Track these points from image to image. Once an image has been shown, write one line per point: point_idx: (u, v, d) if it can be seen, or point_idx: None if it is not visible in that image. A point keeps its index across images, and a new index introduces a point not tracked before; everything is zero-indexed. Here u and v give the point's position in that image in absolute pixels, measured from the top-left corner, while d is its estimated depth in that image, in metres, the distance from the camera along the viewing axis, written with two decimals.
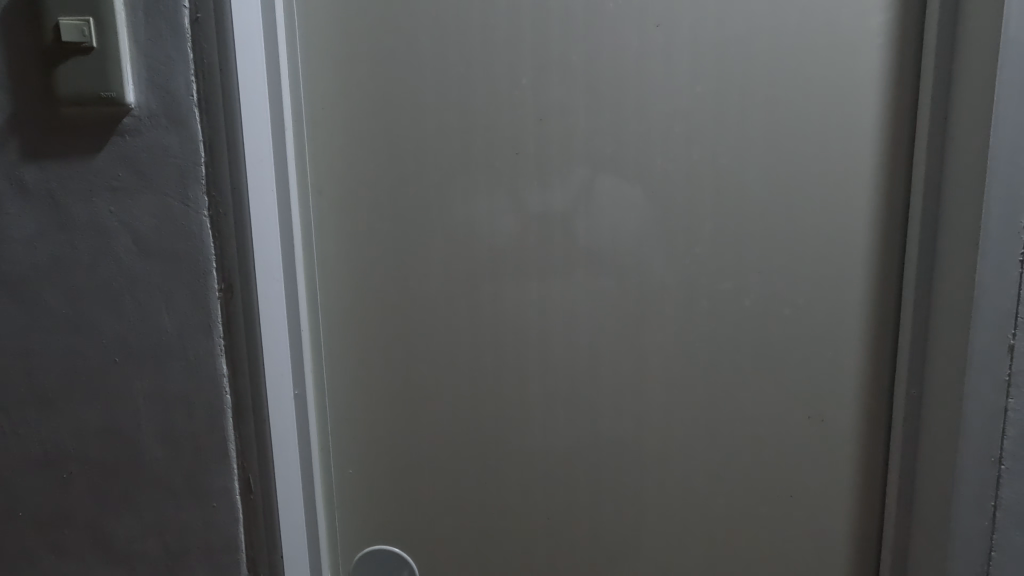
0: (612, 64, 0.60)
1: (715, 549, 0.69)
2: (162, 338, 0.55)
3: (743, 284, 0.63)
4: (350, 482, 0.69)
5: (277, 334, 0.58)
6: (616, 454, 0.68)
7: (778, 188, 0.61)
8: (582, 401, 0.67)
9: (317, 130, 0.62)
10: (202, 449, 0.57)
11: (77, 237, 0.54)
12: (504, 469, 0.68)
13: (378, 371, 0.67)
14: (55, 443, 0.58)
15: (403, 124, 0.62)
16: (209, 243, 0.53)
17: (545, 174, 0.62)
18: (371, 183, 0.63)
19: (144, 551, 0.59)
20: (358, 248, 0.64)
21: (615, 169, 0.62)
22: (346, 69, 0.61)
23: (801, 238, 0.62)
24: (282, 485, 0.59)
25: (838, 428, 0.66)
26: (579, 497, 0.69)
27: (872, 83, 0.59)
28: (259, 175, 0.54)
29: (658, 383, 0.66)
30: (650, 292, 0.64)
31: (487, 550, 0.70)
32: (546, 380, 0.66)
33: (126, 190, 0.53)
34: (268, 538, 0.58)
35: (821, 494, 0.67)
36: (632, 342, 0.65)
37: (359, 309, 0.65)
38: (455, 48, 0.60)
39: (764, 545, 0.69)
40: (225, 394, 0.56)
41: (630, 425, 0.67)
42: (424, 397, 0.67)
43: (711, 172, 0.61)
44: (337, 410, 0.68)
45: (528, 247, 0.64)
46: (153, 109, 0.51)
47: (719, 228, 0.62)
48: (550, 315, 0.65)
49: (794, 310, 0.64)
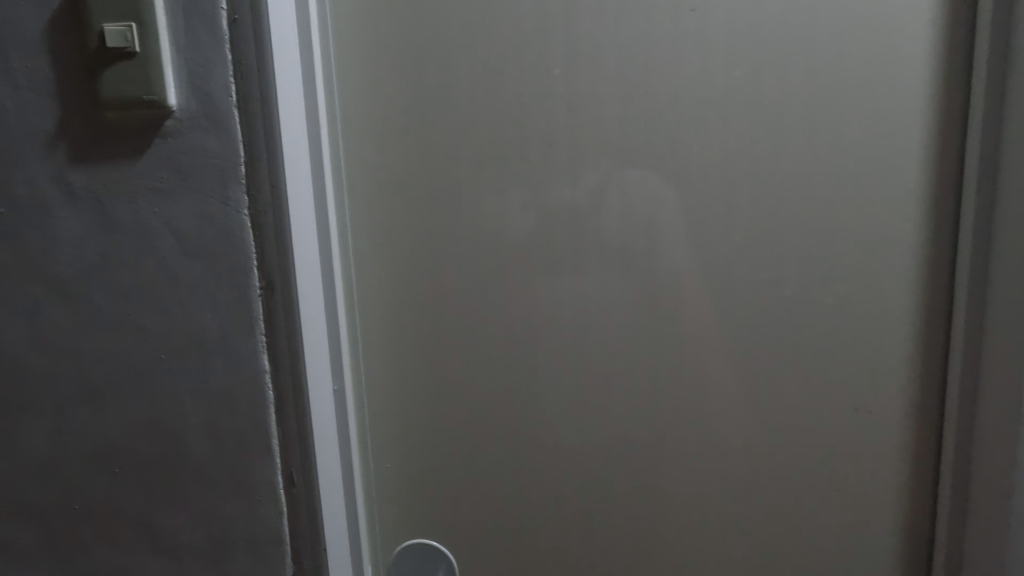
0: (644, 54, 0.59)
1: (757, 544, 0.68)
2: (205, 335, 0.56)
3: (785, 272, 0.62)
4: (387, 476, 0.70)
5: (316, 331, 0.58)
6: (655, 448, 0.67)
7: (820, 175, 0.60)
8: (621, 394, 0.66)
9: (351, 128, 0.62)
10: (246, 444, 0.58)
11: (123, 237, 0.55)
12: (541, 463, 0.68)
13: (415, 366, 0.67)
14: (104, 439, 0.59)
15: (433, 120, 0.62)
16: (249, 241, 0.54)
17: (576, 166, 0.62)
18: (404, 180, 0.63)
19: (190, 543, 0.61)
20: (393, 245, 0.64)
21: (648, 160, 0.61)
22: (375, 66, 0.61)
23: (844, 226, 0.61)
24: (325, 479, 0.60)
25: (885, 420, 0.64)
26: (618, 492, 0.68)
27: (919, 63, 0.57)
28: (296, 174, 0.55)
29: (696, 375, 0.65)
30: (688, 282, 0.63)
31: (525, 545, 0.70)
32: (582, 374, 0.66)
33: (167, 191, 0.54)
34: (311, 531, 0.60)
35: (867, 488, 0.66)
36: (669, 334, 0.64)
37: (395, 304, 0.66)
38: (485, 43, 0.60)
39: (807, 540, 0.67)
40: (267, 390, 0.57)
41: (669, 418, 0.66)
42: (461, 391, 0.67)
43: (748, 160, 0.60)
44: (375, 404, 0.68)
45: (563, 239, 0.63)
46: (193, 111, 0.52)
47: (758, 217, 0.61)
48: (586, 308, 0.64)
49: (838, 298, 0.62)
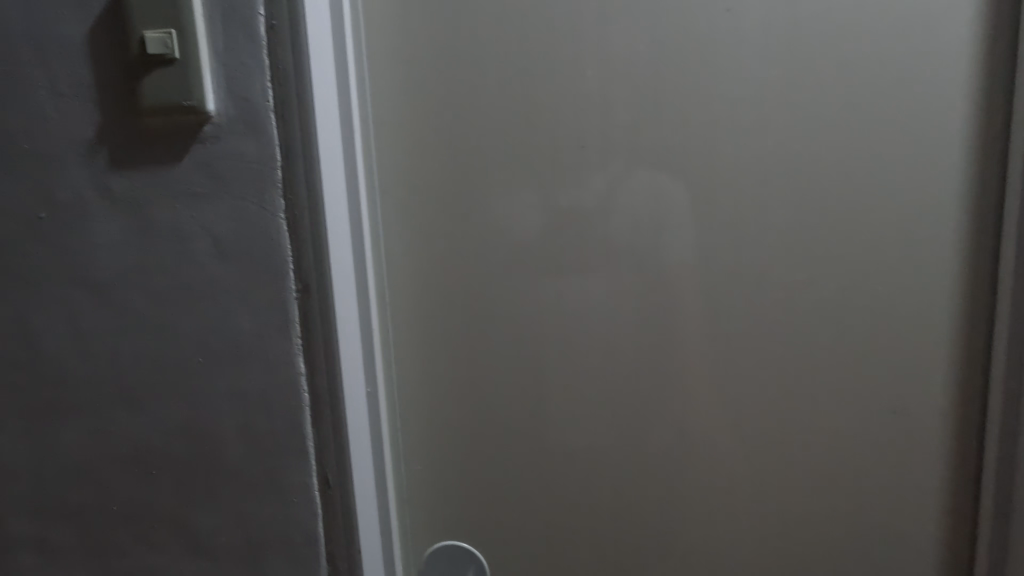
0: (677, 51, 0.59)
1: (791, 543, 0.68)
2: (241, 338, 0.57)
3: (821, 273, 0.62)
4: (420, 480, 0.70)
5: (350, 333, 0.59)
6: (689, 449, 0.67)
7: (858, 176, 0.59)
8: (654, 395, 0.66)
9: (382, 131, 0.63)
10: (281, 446, 0.59)
11: (160, 242, 0.56)
12: (573, 465, 0.69)
13: (445, 368, 0.67)
14: (141, 441, 0.60)
15: (463, 123, 0.62)
16: (286, 245, 0.55)
17: (592, 166, 0.62)
18: (435, 182, 0.63)
19: (225, 545, 0.61)
20: (423, 248, 0.64)
21: (669, 160, 0.61)
22: (405, 69, 0.61)
23: (878, 227, 0.60)
24: (359, 480, 0.61)
25: (923, 420, 0.64)
26: (651, 492, 0.69)
27: (960, 62, 0.57)
28: (332, 178, 0.56)
29: (729, 376, 0.65)
30: (722, 283, 0.63)
31: (556, 546, 0.71)
32: (615, 375, 0.66)
33: (205, 195, 0.54)
34: (346, 533, 0.60)
35: (903, 487, 0.66)
36: (703, 335, 0.64)
37: (424, 307, 0.66)
38: (517, 43, 0.60)
39: (841, 539, 0.68)
40: (303, 392, 0.57)
41: (703, 419, 0.66)
42: (492, 393, 0.67)
43: (782, 160, 0.60)
44: (405, 407, 0.69)
45: (587, 241, 0.63)
46: (231, 116, 0.53)
47: (792, 218, 0.61)
48: (619, 310, 0.65)
49: (874, 299, 0.62)
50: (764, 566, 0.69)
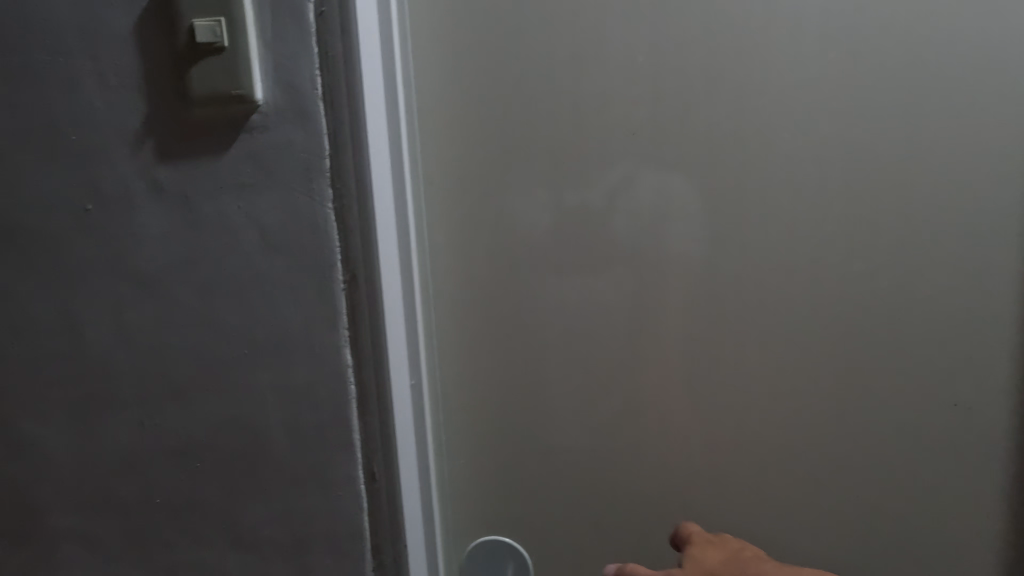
0: (701, 49, 0.63)
1: (837, 523, 0.70)
2: (288, 330, 0.57)
3: (851, 260, 0.64)
4: (466, 461, 0.74)
5: (396, 323, 0.60)
6: (737, 428, 0.70)
7: (896, 161, 0.62)
8: (697, 376, 0.69)
9: (430, 120, 0.67)
10: (326, 439, 0.58)
11: (206, 233, 0.56)
12: (615, 443, 0.72)
13: (486, 349, 0.71)
14: (186, 433, 0.60)
15: (501, 121, 0.66)
16: (333, 235, 0.54)
17: (598, 166, 0.66)
18: (483, 171, 0.67)
19: (269, 538, 0.61)
20: (465, 235, 0.69)
21: (675, 159, 0.65)
22: (452, 70, 0.66)
23: (884, 222, 0.63)
24: (404, 469, 0.62)
25: (971, 397, 0.65)
26: (694, 470, 0.71)
27: (1001, 47, 0.59)
28: (379, 167, 0.56)
29: (768, 357, 0.68)
30: (755, 269, 0.66)
31: (598, 522, 0.74)
32: (659, 354, 0.69)
33: (251, 185, 0.54)
34: (392, 522, 0.61)
35: (952, 465, 0.67)
36: (744, 317, 0.67)
37: (468, 287, 0.70)
38: (554, 43, 0.64)
39: (885, 519, 0.69)
40: (349, 384, 0.57)
41: (744, 399, 0.69)
42: (540, 371, 0.71)
43: (800, 154, 0.63)
44: (448, 384, 0.72)
45: (601, 236, 0.67)
46: (279, 104, 0.52)
47: (820, 207, 0.64)
48: (654, 296, 0.68)
49: (904, 284, 0.64)
50: (804, 547, 0.71)
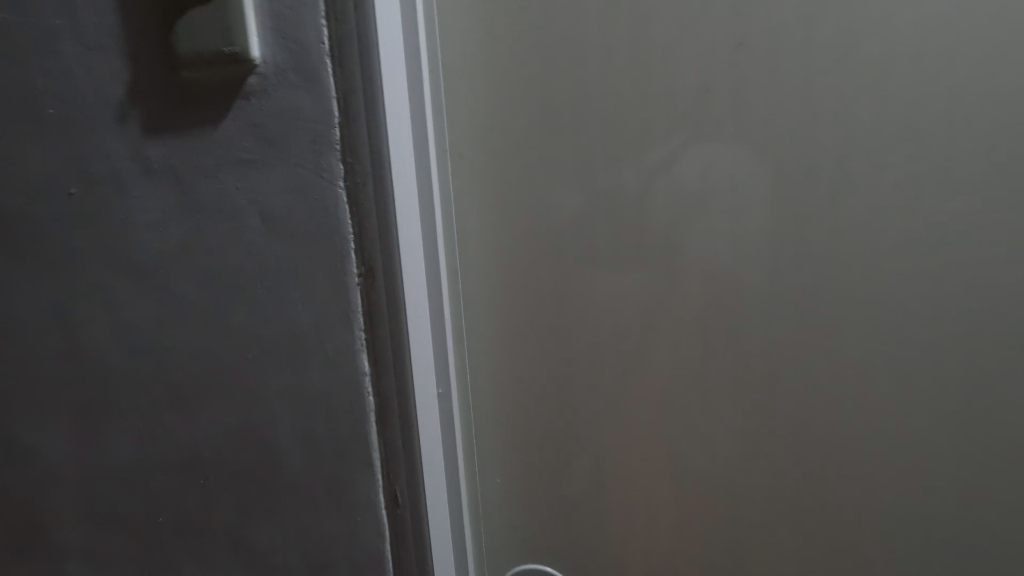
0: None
1: (891, 521, 0.65)
2: (298, 330, 0.49)
3: (926, 239, 0.57)
4: (500, 458, 0.71)
5: (420, 322, 0.51)
6: (788, 421, 0.64)
7: (979, 120, 0.55)
8: (751, 365, 0.63)
9: (460, 83, 0.61)
10: (343, 455, 0.50)
11: (205, 218, 0.48)
12: (655, 437, 0.67)
13: (521, 338, 0.66)
14: (190, 446, 0.53)
15: (540, 81, 0.60)
16: (347, 220, 0.46)
17: (646, 133, 0.59)
18: (520, 140, 0.61)
19: (284, 564, 0.54)
20: (496, 214, 0.63)
21: (729, 133, 0.58)
22: (482, 29, 0.59)
23: (962, 204, 0.56)
24: (431, 487, 0.54)
25: None
26: (740, 465, 0.66)
27: None
28: (399, 138, 0.48)
29: (831, 343, 0.61)
30: (822, 254, 0.59)
31: (635, 516, 0.70)
32: (708, 343, 0.63)
33: (253, 162, 0.46)
34: (418, 550, 0.53)
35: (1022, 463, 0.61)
36: (806, 299, 0.60)
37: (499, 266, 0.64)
38: None
39: (943, 518, 0.64)
40: (367, 394, 0.49)
41: (801, 389, 0.63)
42: (578, 361, 0.65)
43: (872, 125, 0.56)
44: (479, 371, 0.68)
45: (643, 220, 0.61)
46: (280, 64, 0.44)
47: (897, 186, 0.57)
48: (704, 280, 0.61)
49: (986, 265, 0.57)
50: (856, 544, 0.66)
